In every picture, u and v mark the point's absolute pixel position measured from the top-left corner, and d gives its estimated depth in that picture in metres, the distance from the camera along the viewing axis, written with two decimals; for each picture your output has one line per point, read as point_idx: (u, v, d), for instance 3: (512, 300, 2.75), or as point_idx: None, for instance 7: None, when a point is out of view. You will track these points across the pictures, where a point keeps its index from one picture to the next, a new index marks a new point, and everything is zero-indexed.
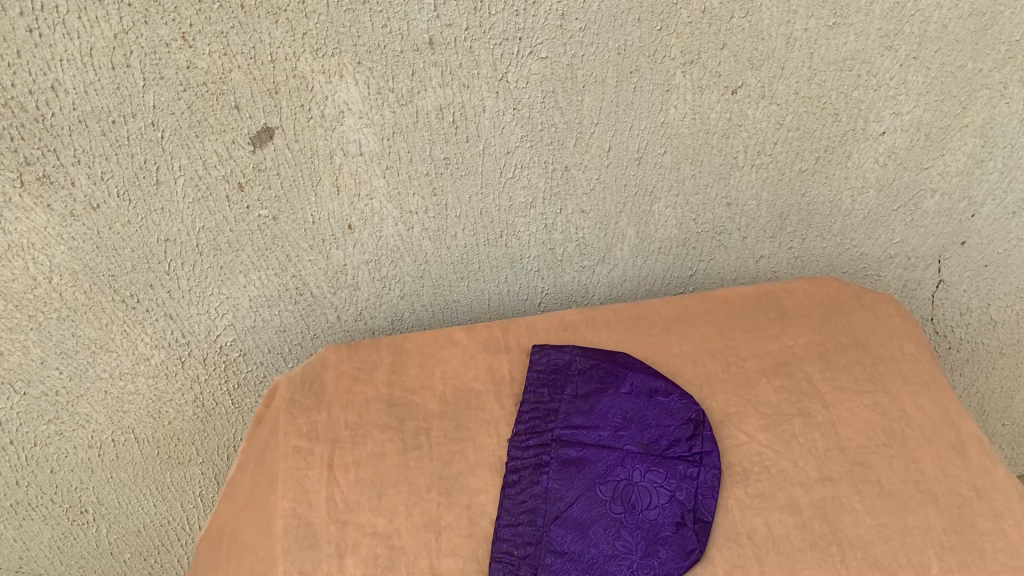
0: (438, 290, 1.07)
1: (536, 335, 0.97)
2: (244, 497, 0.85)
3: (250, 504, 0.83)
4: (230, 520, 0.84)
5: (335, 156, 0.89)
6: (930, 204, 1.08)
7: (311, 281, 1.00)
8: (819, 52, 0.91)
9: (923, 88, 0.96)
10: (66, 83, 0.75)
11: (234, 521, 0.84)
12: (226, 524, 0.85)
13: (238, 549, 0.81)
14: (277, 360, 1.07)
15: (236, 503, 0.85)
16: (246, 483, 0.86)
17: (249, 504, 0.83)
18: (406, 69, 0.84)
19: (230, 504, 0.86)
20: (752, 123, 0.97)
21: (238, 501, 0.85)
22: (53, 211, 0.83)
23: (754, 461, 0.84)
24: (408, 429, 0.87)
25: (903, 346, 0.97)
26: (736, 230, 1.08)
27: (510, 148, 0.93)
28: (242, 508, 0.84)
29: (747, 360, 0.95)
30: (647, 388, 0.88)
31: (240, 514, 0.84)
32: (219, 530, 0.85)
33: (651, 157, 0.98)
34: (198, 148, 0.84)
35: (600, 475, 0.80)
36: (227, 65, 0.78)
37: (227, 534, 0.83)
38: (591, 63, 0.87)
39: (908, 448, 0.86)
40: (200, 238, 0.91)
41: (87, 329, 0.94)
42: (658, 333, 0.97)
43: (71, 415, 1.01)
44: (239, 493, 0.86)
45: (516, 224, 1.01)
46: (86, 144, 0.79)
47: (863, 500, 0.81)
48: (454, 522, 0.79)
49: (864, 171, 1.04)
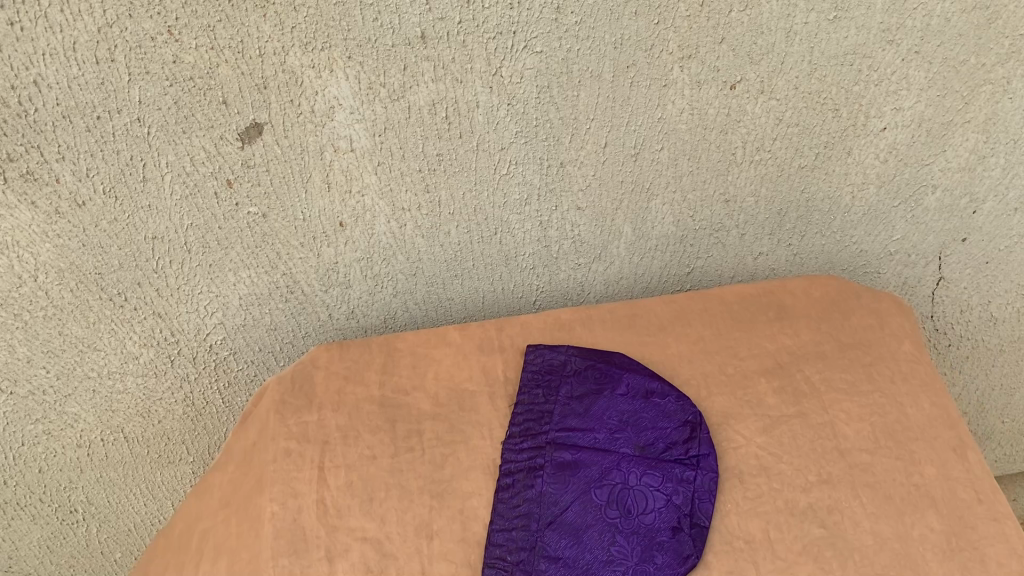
0: (430, 289, 1.05)
1: (530, 334, 0.95)
2: (225, 496, 0.83)
3: (231, 506, 0.82)
4: (206, 520, 0.82)
5: (326, 152, 0.87)
6: (931, 200, 1.06)
7: (301, 279, 0.98)
8: (819, 46, 0.89)
9: (924, 83, 0.94)
10: (48, 78, 0.73)
11: (212, 521, 0.82)
12: (202, 522, 0.82)
13: (215, 549, 0.79)
14: (268, 359, 1.06)
15: (211, 504, 0.84)
16: (228, 484, 0.84)
17: (229, 506, 0.82)
18: (398, 64, 0.82)
19: (206, 502, 0.84)
20: (751, 119, 0.95)
21: (216, 501, 0.83)
22: (38, 209, 0.82)
23: (752, 465, 0.82)
24: (399, 432, 0.86)
25: (902, 345, 0.95)
26: (734, 227, 1.06)
27: (504, 143, 0.91)
28: (221, 508, 0.82)
29: (745, 360, 0.92)
30: (643, 390, 0.86)
31: (218, 514, 0.82)
32: (192, 528, 0.83)
33: (648, 153, 0.96)
34: (186, 144, 0.82)
35: (595, 479, 0.78)
36: (214, 59, 0.77)
37: (203, 534, 0.81)
38: (587, 58, 0.86)
39: (908, 451, 0.84)
40: (189, 236, 0.89)
41: (73, 328, 0.93)
42: (654, 332, 0.95)
43: (59, 415, 1.01)
44: (216, 492, 0.85)
45: (510, 222, 0.99)
46: (70, 140, 0.78)
47: (863, 504, 0.80)
48: (445, 527, 0.78)
49: (865, 167, 1.02)
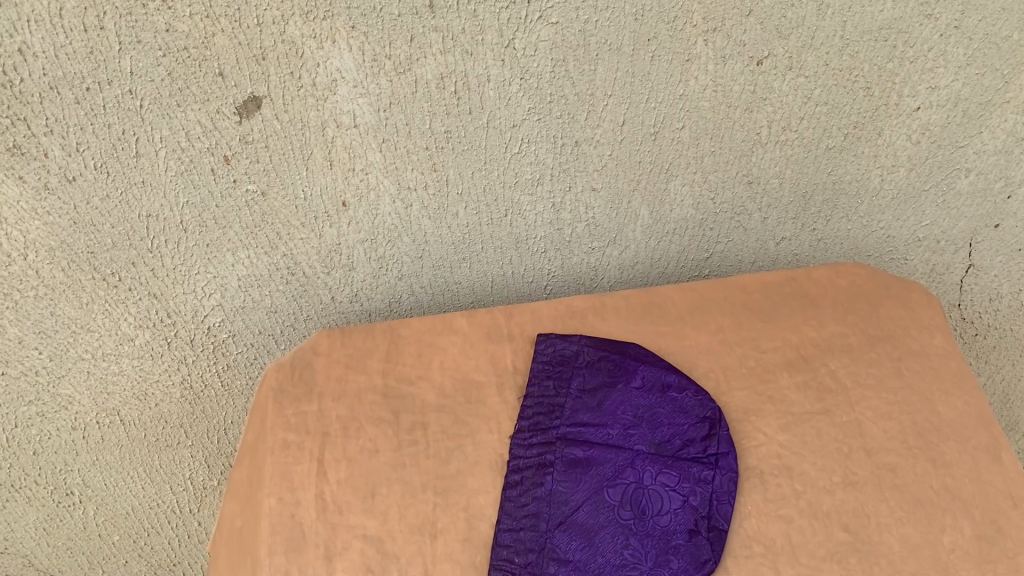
0: (437, 272, 1.00)
1: (540, 322, 0.90)
2: (242, 494, 0.81)
3: (246, 504, 0.80)
4: (231, 520, 0.81)
5: (328, 128, 0.83)
6: (964, 184, 1.00)
7: (303, 260, 0.94)
8: (853, 20, 0.84)
9: (963, 60, 0.88)
10: (34, 46, 0.69)
11: (235, 522, 0.80)
12: (229, 522, 0.81)
13: (237, 550, 0.77)
14: (268, 342, 1.02)
15: (233, 502, 0.82)
16: (243, 480, 0.82)
17: (245, 502, 0.80)
18: (404, 35, 0.77)
19: (230, 501, 0.83)
20: (778, 97, 0.90)
21: (236, 499, 0.82)
22: (26, 184, 0.78)
23: (774, 465, 0.77)
24: (403, 425, 0.81)
25: (934, 338, 0.89)
26: (757, 211, 1.02)
27: (516, 121, 0.86)
28: (240, 507, 0.81)
29: (768, 353, 0.87)
30: (659, 383, 0.81)
31: (238, 513, 0.80)
32: (221, 529, 0.82)
33: (667, 132, 0.91)
34: (181, 118, 0.78)
35: (608, 478, 0.74)
36: (209, 29, 0.72)
37: (230, 535, 0.80)
38: (606, 30, 0.80)
39: (939, 452, 0.79)
40: (184, 214, 0.85)
41: (66, 308, 0.90)
42: (672, 321, 0.89)
43: (52, 396, 0.98)
44: (237, 489, 0.83)
45: (521, 203, 0.95)
46: (59, 112, 0.74)
47: (890, 508, 0.75)
48: (449, 525, 0.74)
49: (896, 149, 0.97)
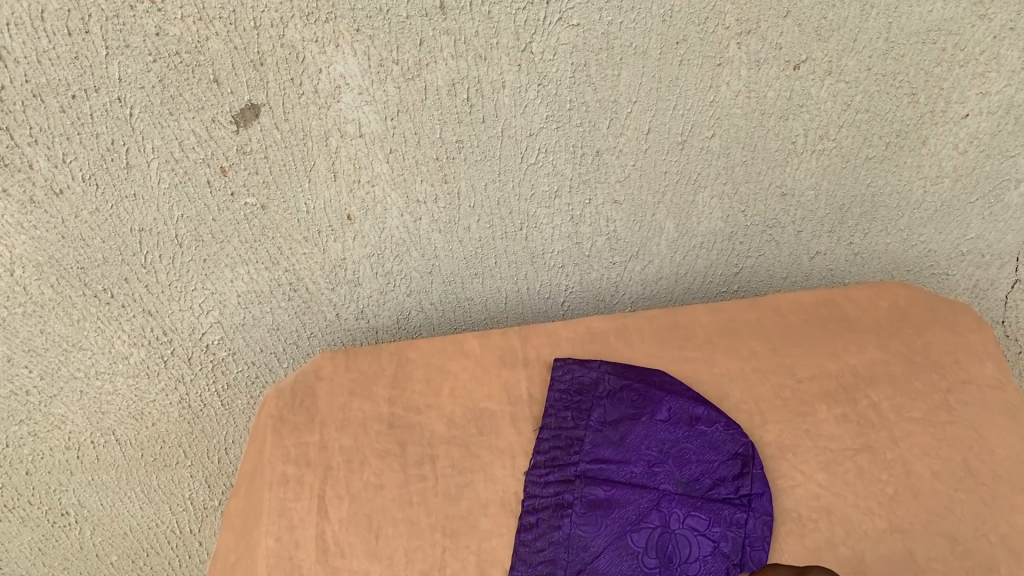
0: (448, 288, 0.95)
1: (558, 346, 0.84)
2: (238, 528, 0.76)
3: (242, 540, 0.75)
4: (226, 555, 0.76)
5: (331, 137, 0.77)
6: (1013, 196, 0.94)
7: (306, 276, 0.88)
8: (898, 22, 0.77)
9: (1017, 64, 0.82)
10: (15, 51, 0.64)
11: (230, 558, 0.75)
12: (224, 557, 0.76)
13: None
14: (270, 361, 0.97)
15: (229, 534, 0.77)
16: (240, 513, 0.77)
17: (242, 537, 0.75)
18: (413, 38, 0.71)
19: (226, 534, 0.78)
20: (815, 103, 0.83)
21: (233, 533, 0.77)
22: (10, 197, 0.73)
23: (812, 508, 0.71)
24: (410, 459, 0.76)
25: (984, 368, 0.83)
26: (790, 224, 0.95)
27: (533, 129, 0.81)
28: (236, 542, 0.75)
29: (803, 382, 0.81)
30: (686, 416, 0.75)
31: (233, 548, 0.75)
32: (216, 564, 0.77)
33: (696, 140, 0.85)
34: (173, 128, 0.72)
35: (631, 522, 0.69)
36: (203, 32, 0.67)
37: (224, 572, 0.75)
38: (631, 32, 0.74)
39: (992, 494, 0.73)
40: (179, 228, 0.80)
41: (56, 326, 0.85)
42: (700, 346, 0.83)
43: (44, 416, 0.93)
44: (233, 520, 0.78)
45: (538, 216, 0.89)
46: (43, 121, 0.69)
47: (938, 556, 0.69)
48: (458, 571, 0.69)
49: (941, 159, 0.90)
